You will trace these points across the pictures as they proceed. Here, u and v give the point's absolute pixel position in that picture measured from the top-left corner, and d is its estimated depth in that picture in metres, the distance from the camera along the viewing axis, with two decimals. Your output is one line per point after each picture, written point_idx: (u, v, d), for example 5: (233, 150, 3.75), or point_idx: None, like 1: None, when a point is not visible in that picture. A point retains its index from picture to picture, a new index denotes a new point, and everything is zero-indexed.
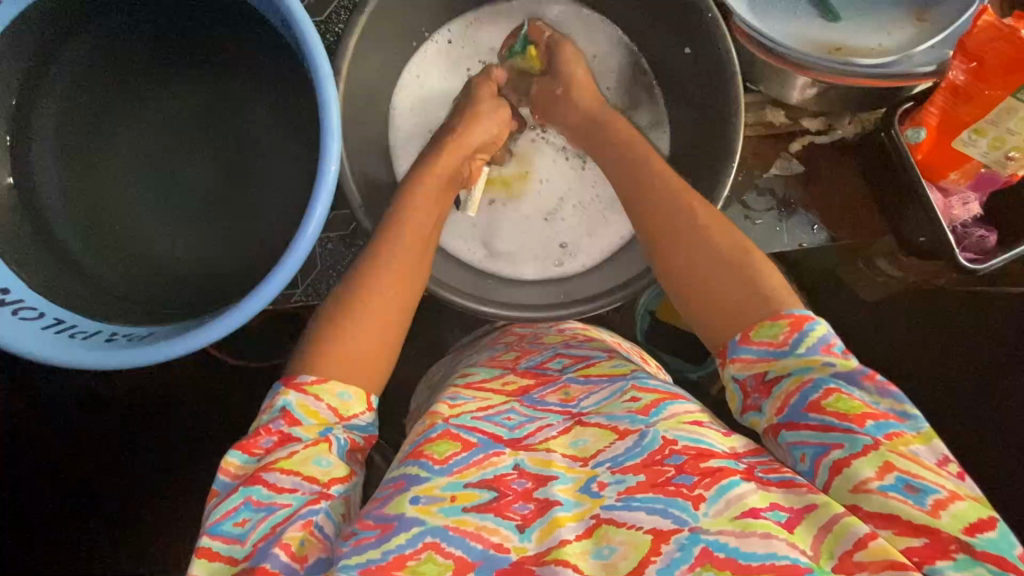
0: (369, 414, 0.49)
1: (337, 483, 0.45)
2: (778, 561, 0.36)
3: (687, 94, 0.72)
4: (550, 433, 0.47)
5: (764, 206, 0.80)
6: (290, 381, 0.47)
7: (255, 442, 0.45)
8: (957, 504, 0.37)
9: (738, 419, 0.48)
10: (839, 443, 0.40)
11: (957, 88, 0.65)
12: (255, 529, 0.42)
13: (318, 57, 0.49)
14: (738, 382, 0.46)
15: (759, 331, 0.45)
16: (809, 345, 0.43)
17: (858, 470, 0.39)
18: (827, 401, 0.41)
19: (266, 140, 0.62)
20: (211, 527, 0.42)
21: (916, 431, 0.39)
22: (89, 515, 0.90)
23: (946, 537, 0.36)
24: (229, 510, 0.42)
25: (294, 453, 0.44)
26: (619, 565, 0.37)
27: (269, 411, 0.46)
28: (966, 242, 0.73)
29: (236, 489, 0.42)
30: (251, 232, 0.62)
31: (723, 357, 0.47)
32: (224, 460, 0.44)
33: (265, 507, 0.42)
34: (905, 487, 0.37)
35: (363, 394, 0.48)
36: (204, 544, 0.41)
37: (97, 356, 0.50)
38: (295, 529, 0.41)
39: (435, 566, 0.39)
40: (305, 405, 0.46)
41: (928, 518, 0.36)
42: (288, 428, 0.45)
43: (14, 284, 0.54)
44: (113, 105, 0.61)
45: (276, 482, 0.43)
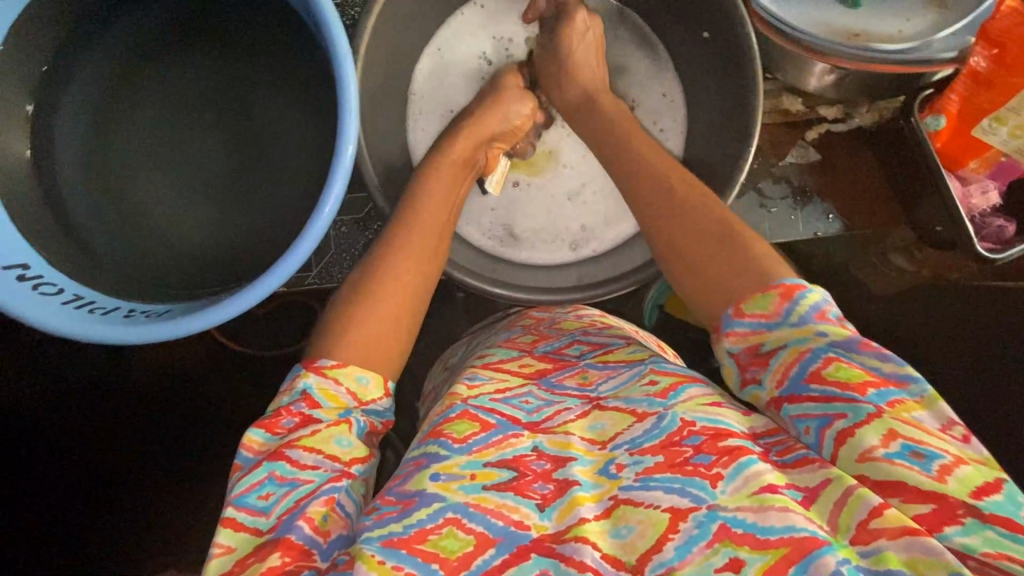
0: (386, 400, 0.51)
1: (357, 462, 0.47)
2: (795, 534, 0.37)
3: (704, 81, 0.72)
4: (568, 416, 0.48)
5: (780, 194, 0.79)
6: (310, 365, 0.49)
7: (277, 422, 0.47)
8: (962, 467, 0.36)
9: (739, 395, 0.48)
10: (843, 413, 0.40)
11: (979, 74, 0.64)
12: (279, 503, 0.43)
13: (337, 40, 0.51)
14: (733, 356, 0.47)
15: (750, 305, 0.46)
16: (800, 314, 0.44)
17: (862, 439, 0.38)
18: (827, 370, 0.41)
19: (287, 122, 0.64)
20: (235, 499, 0.43)
21: (917, 397, 0.39)
22: (112, 486, 0.94)
23: (953, 502, 0.36)
24: (253, 484, 0.44)
25: (317, 431, 0.46)
26: (638, 543, 0.39)
27: (290, 393, 0.48)
28: (985, 231, 0.72)
29: (260, 463, 0.45)
30: (271, 214, 0.64)
31: (718, 331, 0.48)
32: (247, 437, 0.47)
33: (287, 482, 0.44)
34: (911, 453, 0.37)
35: (381, 379, 0.51)
36: (229, 514, 0.43)
37: (114, 331, 0.52)
38: (318, 504, 0.43)
39: (456, 541, 0.40)
40: (325, 389, 0.48)
41: (936, 483, 0.36)
42: (309, 410, 0.47)
43: (35, 259, 0.55)
44: (141, 89, 0.64)
45: (299, 459, 0.45)
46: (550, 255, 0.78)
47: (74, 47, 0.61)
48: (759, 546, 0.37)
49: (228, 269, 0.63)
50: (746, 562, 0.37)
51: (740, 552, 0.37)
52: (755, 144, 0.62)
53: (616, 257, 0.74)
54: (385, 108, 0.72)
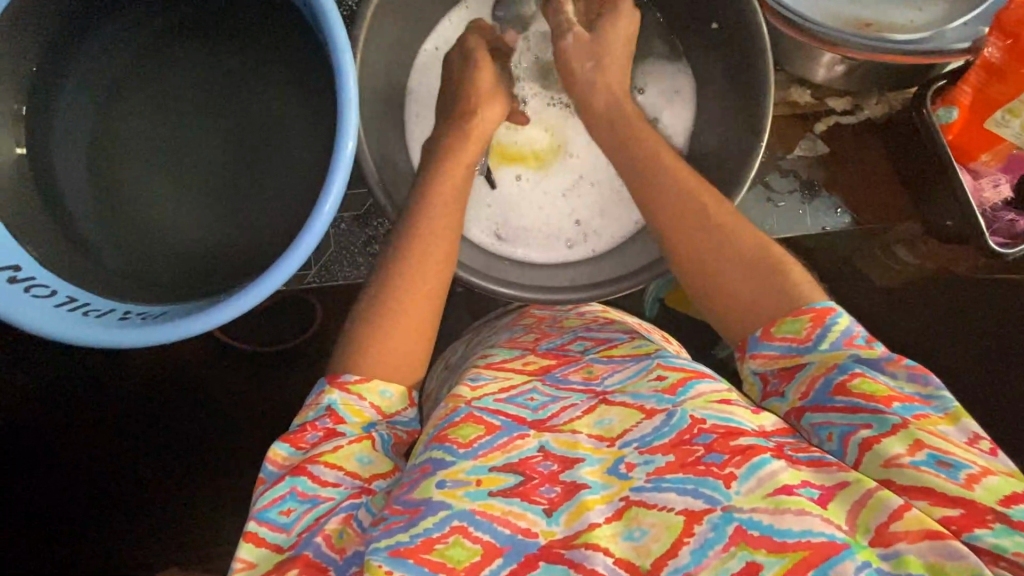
0: (411, 410, 0.51)
1: (378, 479, 0.46)
2: (813, 539, 0.36)
3: (710, 73, 0.71)
4: (575, 413, 0.47)
5: (787, 188, 0.78)
6: (334, 380, 0.48)
7: (301, 436, 0.46)
8: (989, 478, 0.36)
9: (759, 407, 0.48)
10: (867, 423, 0.40)
11: (993, 66, 0.63)
12: (300, 520, 0.43)
13: (335, 28, 0.49)
14: (758, 374, 0.47)
15: (781, 327, 0.45)
16: (832, 340, 0.44)
17: (887, 447, 0.39)
18: (852, 383, 0.41)
19: (285, 116, 0.62)
20: (257, 513, 0.43)
21: (943, 412, 0.39)
22: (110, 488, 0.93)
23: (982, 508, 0.35)
24: (275, 498, 0.43)
25: (339, 447, 0.45)
26: (652, 548, 0.38)
27: (314, 407, 0.47)
28: (995, 226, 0.71)
29: (283, 478, 0.44)
30: (269, 209, 0.62)
31: (743, 352, 0.48)
32: (272, 451, 0.46)
33: (309, 499, 0.43)
34: (937, 462, 0.37)
35: (404, 390, 0.50)
36: (251, 528, 0.43)
37: (109, 335, 0.50)
38: (335, 521, 0.42)
39: (464, 551, 0.39)
40: (349, 404, 0.47)
41: (962, 490, 0.36)
42: (334, 425, 0.46)
43: (25, 261, 0.53)
44: (133, 84, 0.62)
45: (319, 475, 0.44)
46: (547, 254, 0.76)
47: (64, 41, 0.59)
48: (776, 550, 0.36)
49: (227, 269, 0.62)
50: (763, 567, 0.36)
51: (757, 556, 0.36)
52: (766, 138, 0.61)
53: (613, 256, 0.73)
54: (386, 102, 0.70)
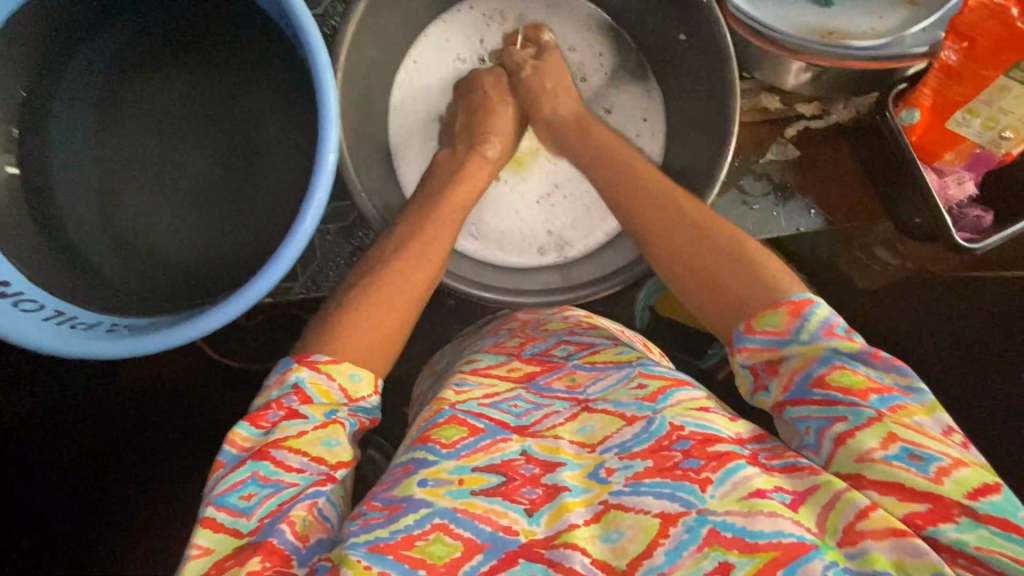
0: (375, 397, 0.51)
1: (341, 467, 0.47)
2: (784, 539, 0.37)
3: (682, 83, 0.73)
4: (557, 420, 0.48)
5: (762, 191, 0.80)
6: (303, 359, 0.49)
7: (263, 415, 0.46)
8: (960, 471, 0.37)
9: (749, 401, 0.49)
10: (843, 416, 0.41)
11: (951, 67, 0.65)
12: (261, 505, 0.43)
13: (314, 47, 0.51)
14: (747, 368, 0.47)
15: (762, 322, 0.45)
16: (811, 331, 0.43)
17: (861, 441, 0.39)
18: (831, 376, 0.42)
19: (270, 131, 0.64)
20: (217, 498, 0.43)
21: (920, 403, 0.40)
22: (100, 508, 0.92)
23: (948, 501, 0.36)
24: (236, 483, 0.43)
25: (303, 432, 0.46)
26: (629, 549, 0.39)
27: (281, 385, 0.48)
28: (962, 222, 0.74)
29: (244, 462, 0.44)
30: (254, 225, 0.64)
31: (729, 347, 0.48)
32: (233, 431, 0.46)
33: (271, 484, 0.44)
34: (909, 456, 0.38)
35: (372, 377, 0.50)
36: (210, 513, 0.43)
37: (94, 348, 0.51)
38: (300, 508, 0.43)
39: (443, 547, 0.40)
40: (317, 383, 0.48)
41: (932, 484, 0.37)
42: (297, 405, 0.46)
43: (14, 276, 0.54)
44: (120, 106, 0.64)
45: (284, 459, 0.44)
46: (518, 258, 0.78)
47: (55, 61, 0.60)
48: (749, 550, 0.37)
49: (217, 281, 0.63)
50: (735, 567, 0.37)
51: (729, 556, 0.37)
52: (733, 144, 0.63)
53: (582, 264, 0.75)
54: (369, 116, 0.72)
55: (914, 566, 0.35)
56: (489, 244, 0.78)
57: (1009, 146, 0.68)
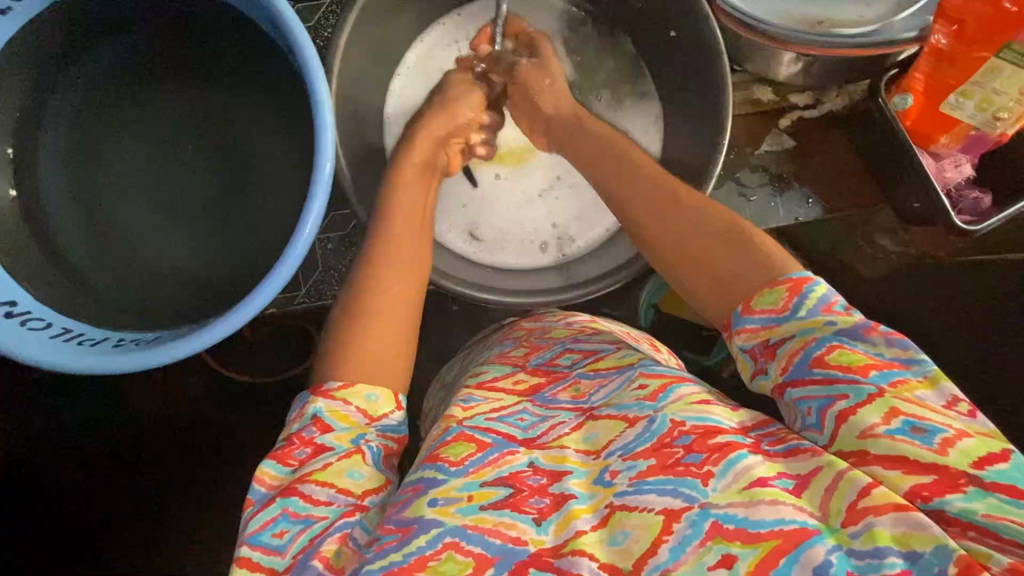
0: (399, 413, 0.51)
1: (370, 494, 0.47)
2: (785, 527, 0.37)
3: (675, 80, 0.73)
4: (563, 430, 0.49)
5: (758, 182, 0.80)
6: (319, 389, 0.49)
7: (290, 452, 0.47)
8: (965, 441, 0.37)
9: (749, 385, 0.47)
10: (845, 394, 0.40)
11: (942, 51, 0.66)
12: (294, 541, 0.43)
13: (308, 57, 0.51)
14: (745, 351, 0.46)
15: (761, 300, 0.45)
16: (810, 308, 0.43)
17: (863, 418, 0.39)
18: (830, 356, 0.41)
19: (267, 145, 0.65)
20: (250, 537, 0.44)
21: (921, 376, 0.39)
22: (115, 523, 0.94)
23: (954, 472, 0.36)
24: (268, 521, 0.44)
25: (328, 465, 0.46)
26: (634, 549, 0.39)
27: (300, 419, 0.49)
28: (962, 204, 0.73)
29: (273, 500, 0.44)
30: (254, 241, 0.64)
31: (729, 330, 0.47)
32: (259, 470, 0.47)
33: (302, 519, 0.44)
34: (912, 429, 0.37)
35: (391, 394, 0.51)
36: (245, 553, 0.43)
37: (100, 363, 0.51)
38: (330, 542, 0.43)
39: (456, 565, 0.40)
40: (335, 410, 0.48)
41: (937, 456, 0.37)
42: (320, 434, 0.47)
43: (21, 296, 0.56)
44: (118, 123, 0.64)
45: (312, 493, 0.45)
46: (516, 259, 0.79)
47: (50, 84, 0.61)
48: (750, 541, 0.37)
49: (219, 292, 0.63)
50: (738, 558, 0.37)
51: (732, 548, 0.37)
52: (727, 139, 0.63)
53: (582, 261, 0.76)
54: (364, 124, 0.72)
55: (917, 540, 0.35)
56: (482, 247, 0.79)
57: (1004, 126, 0.68)
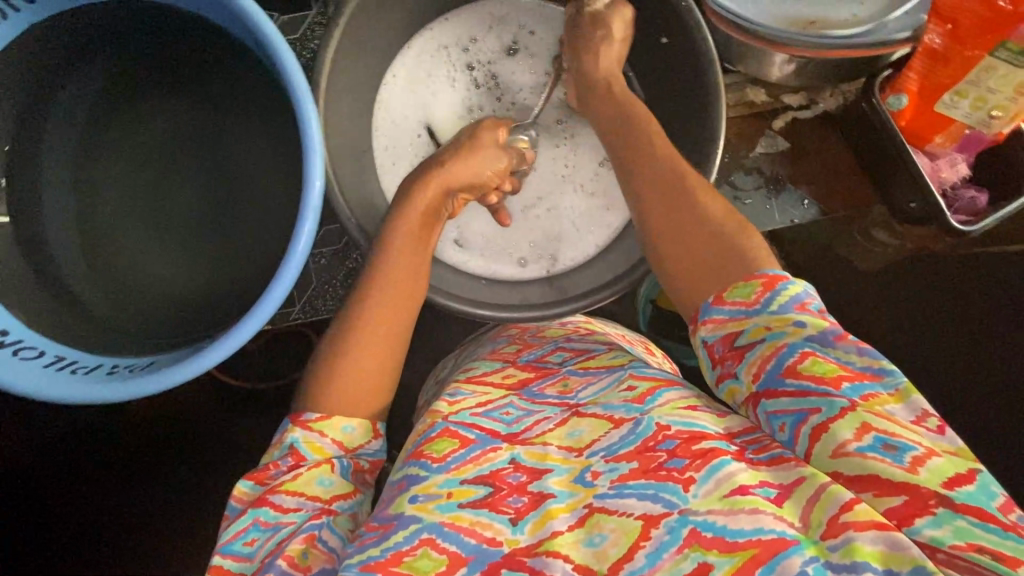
0: (376, 441, 0.53)
1: (338, 499, 0.48)
2: (764, 537, 0.37)
3: (666, 85, 0.73)
4: (547, 426, 0.49)
5: (753, 185, 0.79)
6: (297, 419, 0.50)
7: (265, 473, 0.48)
8: (934, 460, 0.37)
9: (716, 391, 0.48)
10: (817, 407, 0.40)
11: (935, 51, 0.65)
12: (262, 547, 0.45)
13: (294, 74, 0.52)
14: (707, 347, 0.47)
15: (733, 292, 0.46)
16: (782, 304, 0.43)
17: (836, 434, 0.39)
18: (802, 366, 0.41)
19: (258, 161, 0.65)
20: (222, 547, 0.45)
21: (893, 389, 0.39)
22: (118, 533, 0.95)
23: (924, 493, 0.36)
24: (239, 531, 0.45)
25: (299, 474, 0.47)
26: (611, 552, 0.39)
27: (279, 446, 0.49)
28: (957, 204, 0.73)
29: (245, 511, 0.46)
30: (246, 254, 0.65)
31: (696, 322, 0.48)
32: (236, 489, 0.48)
33: (272, 527, 0.45)
34: (883, 446, 0.38)
35: (368, 424, 0.52)
36: (217, 561, 0.45)
37: (98, 391, 0.52)
38: (296, 542, 0.44)
39: (430, 561, 0.41)
40: (311, 441, 0.49)
41: (908, 475, 0.37)
42: (296, 463, 0.48)
43: (13, 325, 0.56)
44: (109, 143, 0.65)
45: (282, 502, 0.46)
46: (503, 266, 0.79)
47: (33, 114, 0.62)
48: (728, 550, 0.37)
49: (210, 311, 0.64)
50: (713, 567, 0.37)
51: (708, 556, 0.38)
52: (720, 143, 0.63)
53: (566, 278, 0.76)
54: (355, 136, 0.72)
55: (895, 560, 0.35)
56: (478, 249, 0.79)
57: (999, 125, 0.67)
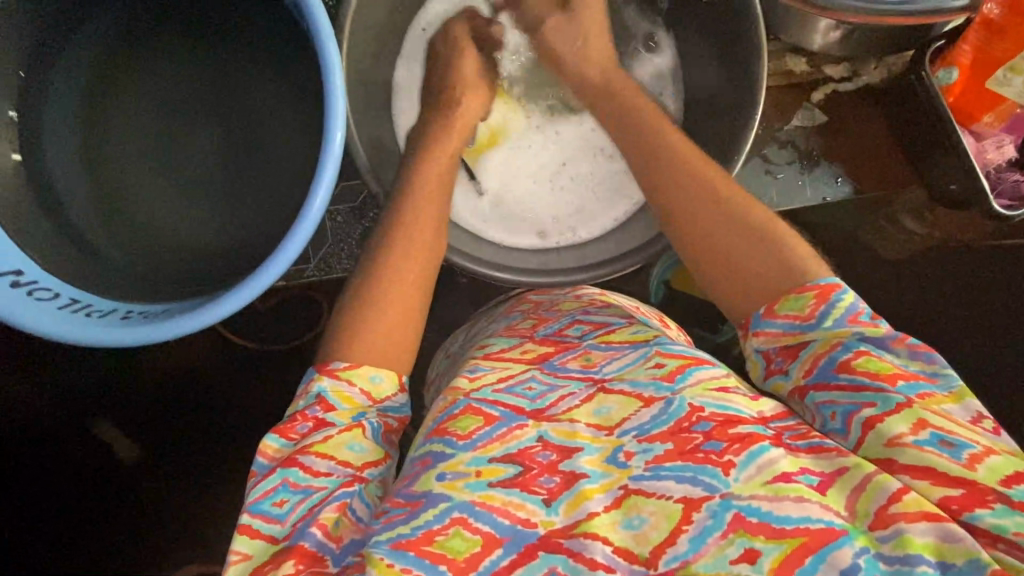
0: (400, 395, 0.51)
1: (370, 466, 0.47)
2: (812, 525, 0.36)
3: (700, 50, 0.70)
4: (573, 402, 0.47)
5: (786, 159, 0.76)
6: (324, 368, 0.49)
7: (291, 426, 0.47)
8: (992, 458, 0.36)
9: (761, 384, 0.47)
10: (871, 402, 0.39)
11: (993, 23, 0.63)
12: (294, 510, 0.43)
13: (316, 12, 0.49)
14: (760, 351, 0.46)
15: (785, 305, 0.44)
16: (836, 318, 0.42)
17: (891, 426, 0.38)
18: (856, 362, 0.40)
19: (274, 107, 0.62)
20: (251, 506, 0.43)
21: (949, 390, 0.39)
22: (126, 487, 0.94)
23: (983, 488, 0.35)
24: (269, 490, 0.44)
25: (330, 436, 0.46)
26: (651, 535, 0.38)
27: (304, 397, 0.48)
28: (1000, 187, 0.70)
29: (273, 471, 0.44)
30: (261, 210, 0.62)
31: (745, 330, 0.46)
32: (263, 443, 0.46)
33: (302, 489, 0.44)
34: (940, 442, 0.37)
35: (394, 376, 0.50)
36: (245, 521, 0.43)
37: (109, 335, 0.50)
38: (330, 509, 0.43)
39: (463, 542, 0.39)
40: (339, 391, 0.48)
41: (965, 471, 0.36)
42: (323, 414, 0.47)
43: (26, 266, 0.53)
44: (122, 87, 0.62)
45: (312, 465, 0.44)
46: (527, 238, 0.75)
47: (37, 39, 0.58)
48: (775, 537, 0.36)
49: (224, 266, 0.62)
50: (761, 554, 0.36)
51: (755, 543, 0.36)
52: (760, 110, 0.60)
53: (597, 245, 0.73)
54: (375, 90, 0.69)
55: (949, 552, 0.34)
56: (493, 219, 0.75)
57: None
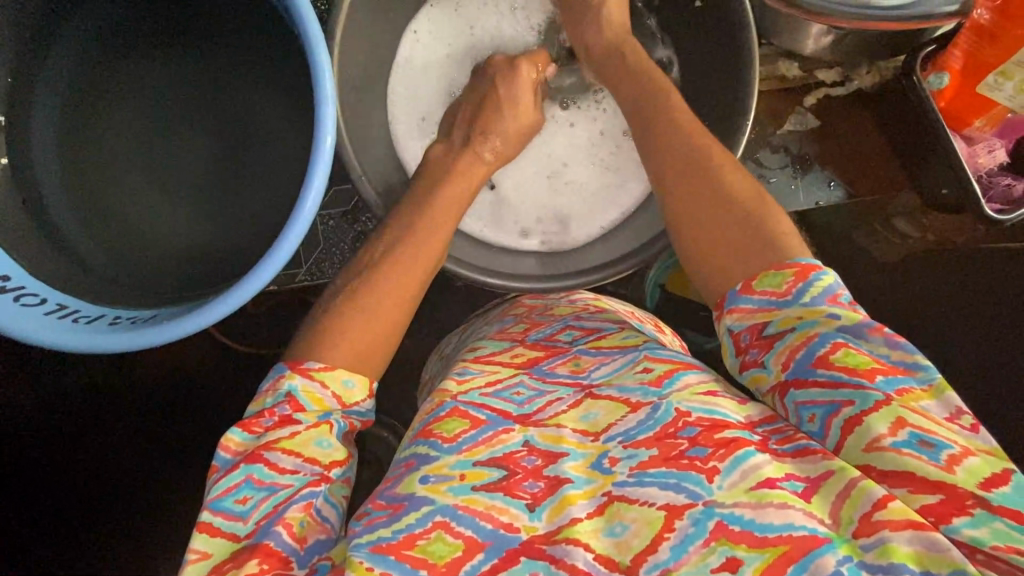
0: (369, 401, 0.51)
1: (335, 466, 0.47)
2: (795, 532, 0.36)
3: (694, 55, 0.70)
4: (561, 407, 0.47)
5: (778, 163, 0.76)
6: (296, 366, 0.48)
7: (255, 420, 0.46)
8: (970, 459, 0.35)
9: (738, 378, 0.46)
10: (850, 399, 0.38)
11: (983, 28, 0.63)
12: (256, 508, 0.43)
13: (306, 19, 0.49)
14: (733, 334, 0.45)
15: (762, 281, 0.44)
16: (814, 295, 0.42)
17: (870, 427, 0.37)
18: (834, 356, 0.39)
19: (266, 112, 0.62)
20: (211, 503, 0.43)
21: (927, 384, 0.38)
22: (116, 493, 0.94)
23: (962, 493, 0.35)
24: (230, 487, 0.44)
25: (296, 433, 0.46)
26: (633, 543, 0.38)
27: (273, 393, 0.47)
28: (992, 192, 0.70)
29: (238, 466, 0.44)
30: (252, 215, 0.62)
31: (720, 308, 0.46)
32: (224, 437, 0.46)
33: (265, 487, 0.44)
34: (919, 443, 0.36)
35: (365, 380, 0.50)
36: (205, 518, 0.43)
37: (97, 341, 0.50)
38: (296, 509, 0.43)
39: (444, 546, 0.39)
40: (310, 391, 0.47)
41: (944, 474, 0.35)
42: (290, 412, 0.46)
43: (14, 270, 0.53)
44: (114, 91, 0.62)
45: (277, 461, 0.44)
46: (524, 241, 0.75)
47: (32, 45, 0.59)
48: (757, 545, 0.36)
49: (213, 271, 0.62)
50: (743, 562, 0.36)
51: (737, 551, 0.36)
52: (751, 116, 0.60)
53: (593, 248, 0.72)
54: (368, 95, 0.69)
55: (933, 561, 0.34)
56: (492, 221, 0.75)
57: None
